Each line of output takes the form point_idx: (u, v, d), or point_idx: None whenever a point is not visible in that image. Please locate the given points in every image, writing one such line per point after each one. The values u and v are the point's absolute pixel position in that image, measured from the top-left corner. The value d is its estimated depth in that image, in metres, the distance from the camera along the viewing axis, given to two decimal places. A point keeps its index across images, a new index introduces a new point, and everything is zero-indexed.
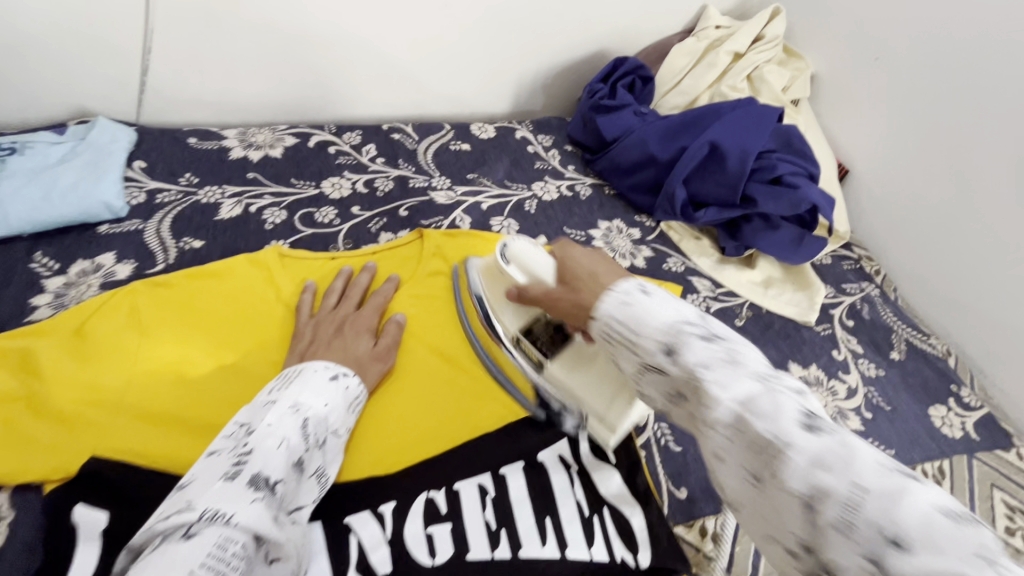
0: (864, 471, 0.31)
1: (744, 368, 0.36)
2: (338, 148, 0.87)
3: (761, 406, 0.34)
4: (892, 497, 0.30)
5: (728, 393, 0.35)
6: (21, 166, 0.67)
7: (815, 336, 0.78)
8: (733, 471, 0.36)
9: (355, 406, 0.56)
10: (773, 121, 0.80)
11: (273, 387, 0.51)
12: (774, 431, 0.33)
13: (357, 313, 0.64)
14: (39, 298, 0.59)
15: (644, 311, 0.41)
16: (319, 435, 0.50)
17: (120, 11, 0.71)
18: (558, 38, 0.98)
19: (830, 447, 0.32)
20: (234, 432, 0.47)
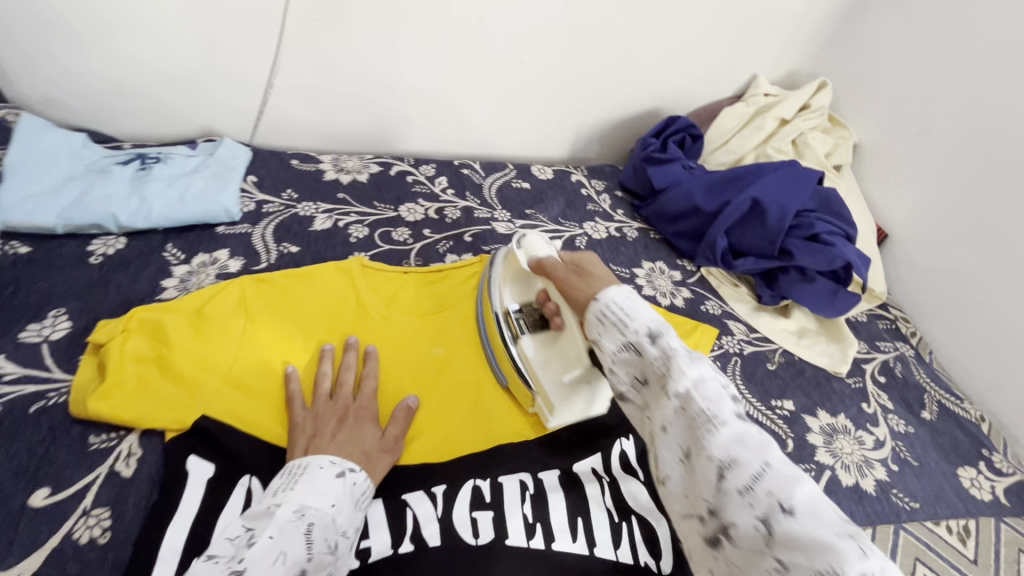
0: (772, 458, 0.41)
1: (699, 362, 0.48)
2: (415, 178, 0.99)
3: (706, 390, 0.45)
4: (781, 475, 0.40)
5: (684, 372, 0.46)
6: (164, 172, 0.81)
7: (845, 387, 0.82)
8: (672, 438, 0.46)
9: (362, 502, 0.54)
10: (812, 183, 0.86)
11: (279, 487, 0.51)
12: (713, 410, 0.43)
13: (355, 403, 0.63)
14: (168, 281, 0.71)
15: (639, 306, 0.52)
16: (326, 540, 0.49)
17: (257, 54, 0.87)
18: (617, 96, 1.09)
19: (752, 433, 0.43)
20: (237, 536, 0.47)
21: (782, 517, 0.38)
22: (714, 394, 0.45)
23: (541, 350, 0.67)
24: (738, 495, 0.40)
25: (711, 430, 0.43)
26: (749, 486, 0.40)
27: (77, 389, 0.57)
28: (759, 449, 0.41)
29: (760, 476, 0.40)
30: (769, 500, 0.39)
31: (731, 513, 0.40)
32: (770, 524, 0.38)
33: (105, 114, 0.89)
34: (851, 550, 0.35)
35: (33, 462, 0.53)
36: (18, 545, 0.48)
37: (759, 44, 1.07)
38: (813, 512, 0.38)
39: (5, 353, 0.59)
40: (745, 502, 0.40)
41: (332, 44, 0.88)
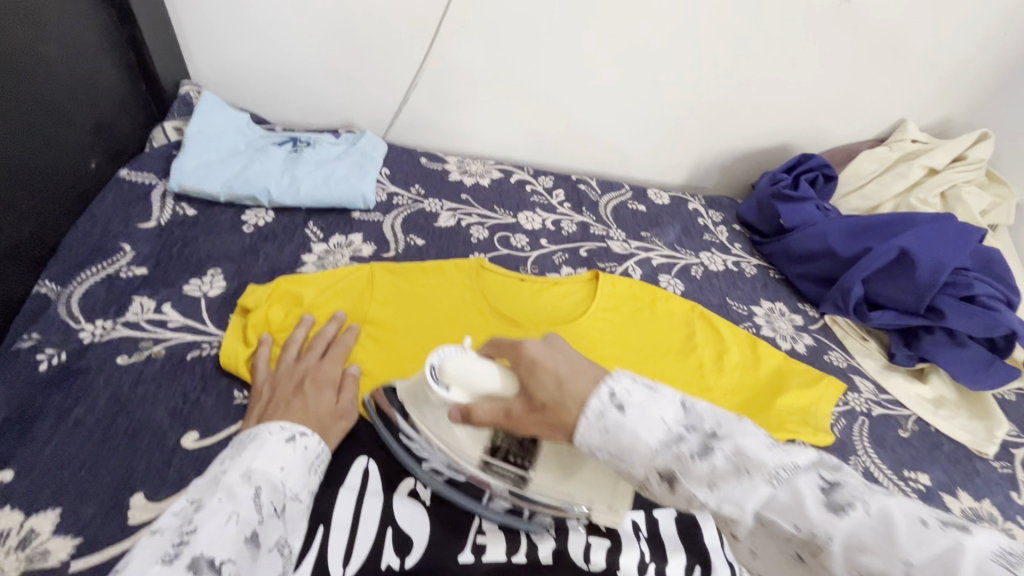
0: (907, 541, 0.31)
1: (748, 471, 0.36)
2: (534, 188, 1.00)
3: (777, 502, 0.35)
4: (944, 563, 0.30)
5: (739, 503, 0.35)
6: (312, 156, 0.86)
7: (991, 470, 0.73)
8: (771, 558, 0.36)
9: (317, 468, 0.51)
10: (975, 240, 0.78)
11: (224, 456, 0.47)
12: (805, 526, 0.34)
13: (318, 366, 0.60)
14: (307, 256, 0.76)
15: (628, 440, 0.39)
16: (275, 502, 0.45)
17: (407, 55, 0.92)
18: (748, 128, 1.05)
19: (862, 522, 0.32)
20: (182, 509, 0.41)
21: None
22: (810, 496, 0.34)
23: (562, 480, 0.50)
24: None
25: (823, 551, 0.33)
26: None
27: (228, 344, 0.61)
28: (885, 546, 0.31)
29: None
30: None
31: None
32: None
33: (266, 99, 0.98)
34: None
35: (187, 405, 0.56)
36: (169, 480, 0.51)
37: (912, 87, 1.00)
38: None
39: (170, 302, 0.65)
40: None
41: (478, 52, 0.92)
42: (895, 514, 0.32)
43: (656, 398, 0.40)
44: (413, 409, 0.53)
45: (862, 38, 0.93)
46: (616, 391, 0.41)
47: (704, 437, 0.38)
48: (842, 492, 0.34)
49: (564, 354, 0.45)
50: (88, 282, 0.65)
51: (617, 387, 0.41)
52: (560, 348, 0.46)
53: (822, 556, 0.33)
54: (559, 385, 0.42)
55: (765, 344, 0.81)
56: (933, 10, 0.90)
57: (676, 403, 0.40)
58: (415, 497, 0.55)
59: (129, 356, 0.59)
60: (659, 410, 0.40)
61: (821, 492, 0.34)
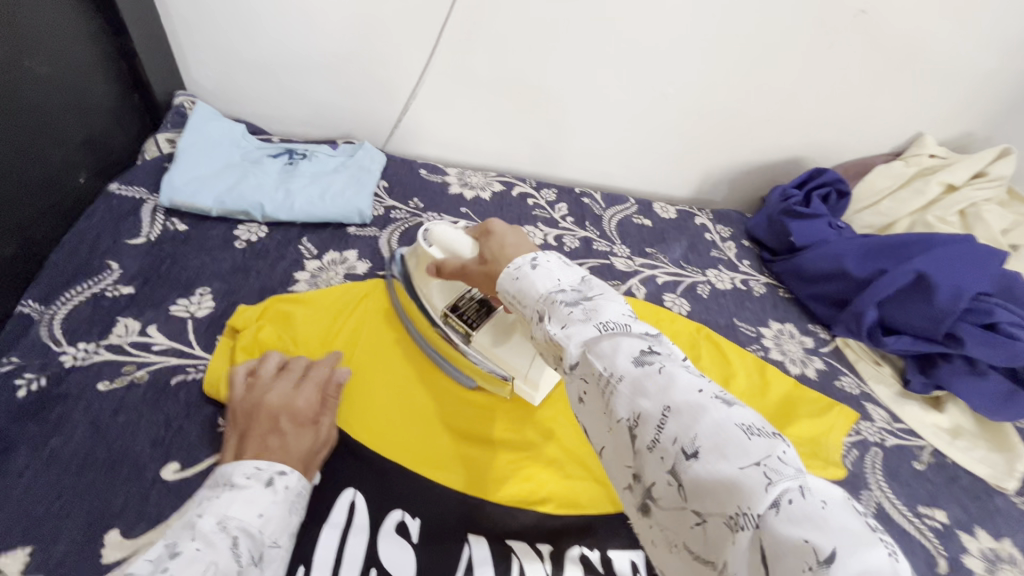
0: (677, 393, 0.35)
1: (594, 319, 0.41)
2: (536, 201, 0.98)
3: (601, 347, 0.39)
4: (693, 419, 0.34)
5: (574, 339, 0.41)
6: (308, 169, 0.84)
7: (1012, 506, 0.69)
8: (591, 410, 0.40)
9: (298, 509, 0.49)
10: (996, 264, 0.75)
11: (200, 501, 0.45)
12: (610, 367, 0.38)
13: (295, 394, 0.57)
14: (300, 274, 0.73)
15: (529, 284, 0.47)
16: (253, 551, 0.43)
17: (407, 65, 0.89)
18: (758, 141, 1.02)
19: (650, 375, 0.37)
20: (156, 555, 0.40)
21: (686, 463, 0.33)
22: (625, 348, 0.38)
23: (498, 341, 0.62)
24: (649, 450, 0.35)
25: (613, 393, 0.37)
26: (656, 440, 0.35)
27: (213, 369, 0.59)
28: (660, 394, 0.36)
29: (664, 424, 0.34)
30: (685, 452, 0.33)
31: (647, 471, 0.35)
32: (677, 473, 0.33)
33: (264, 108, 0.96)
34: (756, 480, 0.30)
35: (168, 434, 0.54)
36: (146, 515, 0.49)
37: (930, 100, 0.96)
38: (718, 447, 0.32)
39: (156, 323, 0.63)
40: (656, 456, 0.35)
41: (479, 62, 0.89)
42: (685, 382, 0.36)
43: (563, 270, 0.48)
44: (412, 260, 0.69)
45: (878, 49, 0.89)
46: (539, 259, 0.49)
47: (575, 299, 0.44)
48: (655, 359, 0.38)
49: (515, 233, 0.57)
50: (73, 302, 0.63)
51: (542, 258, 0.49)
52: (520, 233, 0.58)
53: (612, 397, 0.37)
54: (501, 247, 0.54)
55: (773, 368, 0.78)
56: (953, 20, 0.86)
57: (577, 275, 0.47)
58: (402, 534, 0.52)
59: (111, 381, 0.57)
60: (561, 274, 0.47)
61: (640, 353, 0.38)
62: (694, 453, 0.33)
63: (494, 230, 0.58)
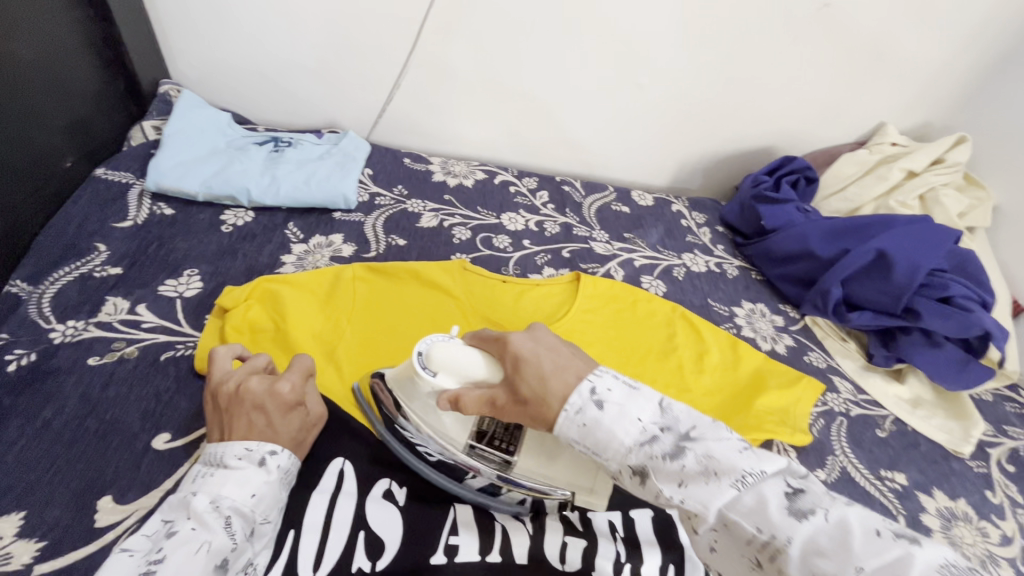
0: (864, 553, 0.34)
1: (720, 475, 0.39)
2: (517, 189, 1.00)
3: (744, 505, 0.38)
4: (895, 572, 0.33)
5: (705, 504, 0.39)
6: (293, 156, 0.86)
7: (967, 469, 0.74)
8: (728, 553, 0.41)
9: (290, 488, 0.50)
10: (950, 241, 0.79)
11: (198, 476, 0.48)
12: (763, 528, 0.37)
13: (277, 380, 0.54)
14: (286, 257, 0.75)
15: (605, 436, 0.42)
16: (245, 528, 0.45)
17: (390, 56, 0.91)
18: (731, 131, 1.06)
19: (822, 528, 0.36)
20: (155, 532, 0.44)
21: None
22: (773, 502, 0.37)
23: (544, 460, 0.55)
24: None
25: (783, 554, 0.36)
26: None
27: (203, 346, 0.61)
28: (843, 553, 0.34)
29: None
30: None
31: None
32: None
33: (249, 99, 0.97)
34: None
35: (159, 406, 0.56)
36: (138, 481, 0.50)
37: (891, 92, 1.01)
38: None
39: (144, 302, 0.64)
40: None
41: (461, 53, 0.92)
42: (855, 526, 0.35)
43: (632, 399, 0.44)
44: (404, 389, 0.58)
45: (842, 41, 0.94)
46: (597, 388, 0.44)
47: (677, 440, 0.41)
48: (807, 501, 0.37)
49: (548, 347, 0.49)
50: (60, 281, 0.64)
51: (599, 385, 0.44)
52: (551, 347, 0.49)
53: (782, 559, 0.36)
54: (542, 379, 0.46)
55: (745, 344, 0.81)
56: (911, 14, 0.91)
57: (654, 401, 0.44)
58: (389, 499, 0.55)
59: (101, 357, 0.58)
60: (636, 410, 0.43)
61: (789, 500, 0.37)
62: None
63: (525, 350, 0.48)
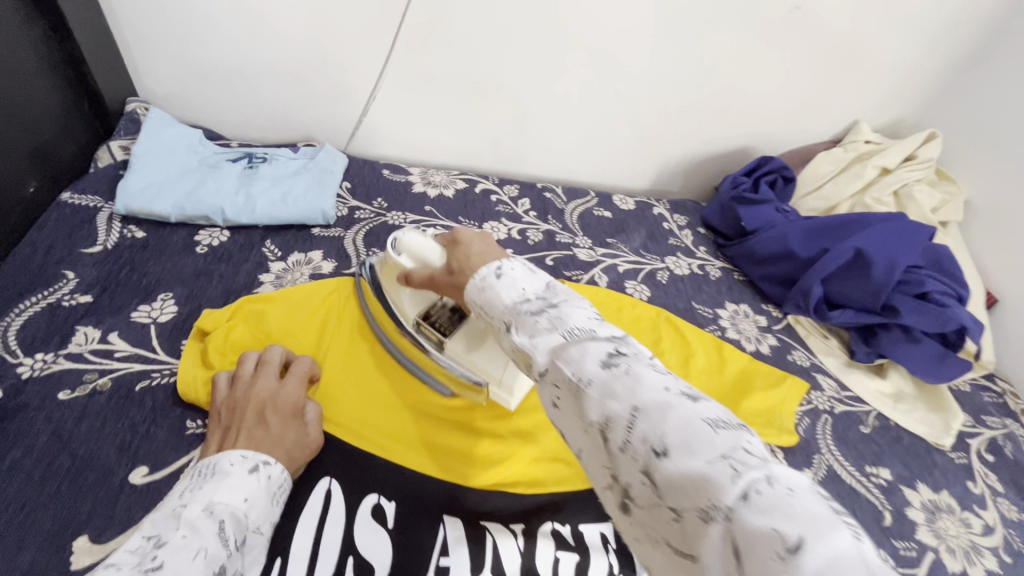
0: (644, 393, 0.35)
1: (560, 328, 0.41)
2: (498, 197, 1.00)
3: (568, 353, 0.39)
4: (662, 414, 0.33)
5: (541, 350, 0.40)
6: (269, 172, 0.84)
7: (948, 461, 0.75)
8: (566, 416, 0.39)
9: (279, 497, 0.49)
10: (923, 238, 0.81)
11: (185, 487, 0.46)
12: (578, 373, 0.37)
13: (279, 389, 0.57)
14: (265, 276, 0.73)
15: (492, 297, 0.46)
16: (238, 536, 0.44)
17: (364, 67, 0.90)
18: (708, 133, 1.07)
19: (620, 378, 0.36)
20: (139, 546, 0.41)
21: (658, 462, 0.32)
22: (593, 354, 0.38)
23: (472, 349, 0.61)
24: (621, 452, 0.34)
25: (584, 396, 0.37)
26: (626, 438, 0.34)
27: (184, 372, 0.59)
28: (629, 395, 0.35)
29: (632, 424, 0.34)
30: (653, 451, 0.33)
31: (624, 473, 0.34)
32: (651, 475, 0.32)
33: (221, 114, 0.95)
34: (722, 472, 0.30)
35: (135, 439, 0.54)
36: (115, 520, 0.49)
37: (862, 91, 1.03)
38: (687, 443, 0.32)
39: (117, 331, 0.62)
40: (626, 456, 0.34)
41: (436, 62, 0.91)
42: (651, 380, 0.35)
43: (529, 276, 0.46)
44: (383, 273, 0.67)
45: (813, 42, 0.95)
46: (503, 266, 0.47)
47: (542, 306, 0.43)
48: (621, 359, 0.37)
49: (484, 239, 0.55)
50: (27, 312, 0.61)
51: (507, 265, 0.47)
52: (490, 240, 0.55)
53: (582, 401, 0.37)
54: (466, 259, 0.52)
55: (730, 346, 0.82)
56: (880, 13, 0.93)
57: (543, 283, 0.46)
58: (378, 518, 0.54)
59: (72, 390, 0.56)
60: (524, 282, 0.45)
61: (606, 356, 0.37)
62: (663, 451, 0.32)
63: (466, 234, 0.56)
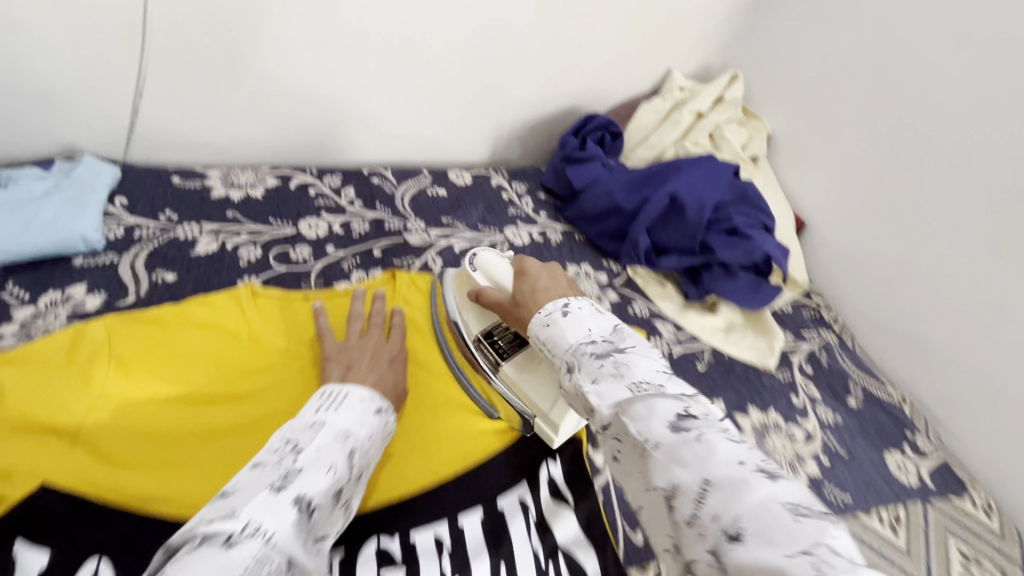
0: (716, 466, 0.36)
1: (624, 377, 0.43)
2: (318, 190, 0.91)
3: (635, 410, 0.41)
4: (738, 493, 0.34)
5: (605, 400, 0.43)
6: (3, 199, 0.69)
7: (775, 380, 0.80)
8: (627, 469, 0.42)
9: (387, 440, 0.55)
10: (727, 175, 0.85)
11: (320, 406, 0.50)
12: (645, 432, 0.39)
13: (386, 344, 0.65)
14: (5, 327, 0.60)
15: (558, 333, 0.50)
16: (359, 466, 0.49)
17: (115, 58, 0.76)
18: (533, 95, 1.05)
19: (692, 446, 0.37)
20: (280, 448, 0.46)
21: (732, 546, 0.33)
22: (661, 412, 0.39)
23: (522, 376, 0.65)
24: (688, 525, 0.35)
25: (651, 459, 0.38)
26: (696, 513, 0.35)
27: None
28: (700, 463, 0.36)
29: (702, 498, 0.35)
30: (727, 533, 0.33)
31: (688, 547, 0.35)
32: (722, 559, 0.33)
33: None
34: (805, 570, 0.30)
35: None
36: None
37: (670, 39, 1.06)
38: (763, 531, 0.32)
39: None
40: (695, 532, 0.35)
41: (212, 46, 0.80)
42: (723, 449, 0.36)
43: (595, 316, 0.51)
44: (456, 283, 0.75)
45: None
46: (570, 304, 0.52)
47: (605, 352, 0.46)
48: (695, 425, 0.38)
49: (552, 275, 0.60)
50: None
51: (574, 302, 0.52)
52: (555, 274, 0.61)
53: (649, 464, 0.39)
54: (533, 291, 0.58)
55: None
56: None
57: (609, 324, 0.49)
58: None
59: None
60: (591, 323, 0.50)
61: (677, 419, 0.39)
62: (738, 535, 0.33)
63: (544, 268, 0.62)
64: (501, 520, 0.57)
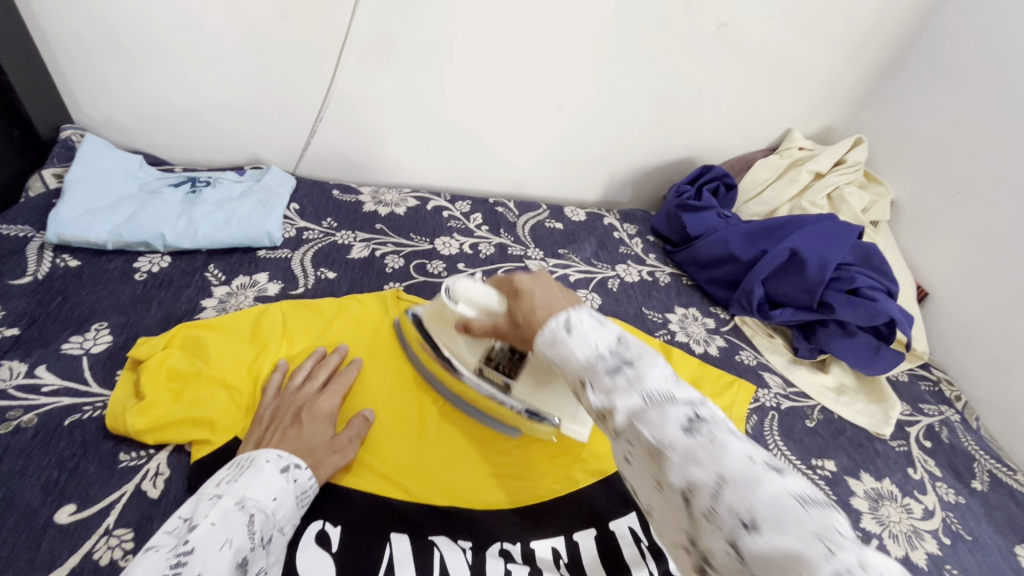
0: (730, 462, 0.35)
1: (638, 387, 0.41)
2: (450, 213, 1.00)
3: (647, 415, 0.39)
4: (751, 487, 0.34)
5: (620, 408, 0.41)
6: (212, 196, 0.83)
7: (889, 450, 0.78)
8: (639, 471, 0.40)
9: (304, 501, 0.53)
10: (852, 237, 0.85)
11: (224, 477, 0.50)
12: (658, 436, 0.38)
13: (319, 398, 0.62)
14: (207, 301, 0.72)
15: (567, 352, 0.46)
16: (264, 533, 0.48)
17: (307, 90, 0.91)
18: (653, 144, 1.11)
19: (702, 443, 0.37)
20: (176, 527, 0.45)
21: (747, 536, 0.32)
22: (673, 417, 0.38)
23: (536, 389, 0.62)
24: (705, 519, 0.35)
25: (664, 458, 0.37)
26: (713, 508, 0.34)
27: (114, 402, 0.57)
28: (713, 462, 0.35)
29: (719, 494, 0.34)
30: (744, 524, 0.33)
31: (704, 540, 0.35)
32: (739, 548, 0.33)
33: (164, 142, 0.94)
34: (819, 551, 0.30)
35: (62, 476, 0.52)
36: (38, 561, 0.47)
37: (792, 101, 1.09)
38: (778, 519, 0.32)
39: (46, 363, 0.61)
40: (712, 525, 0.34)
41: (384, 82, 0.92)
42: (735, 450, 0.36)
43: (599, 328, 0.46)
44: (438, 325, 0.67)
45: (743, 55, 1.00)
46: (572, 318, 0.47)
47: (617, 362, 0.43)
48: (703, 426, 0.38)
49: (547, 288, 0.53)
50: None
51: (574, 316, 0.47)
52: (552, 288, 0.54)
53: (664, 466, 0.37)
54: (531, 311, 0.51)
55: (678, 351, 0.83)
56: (800, 29, 0.99)
57: (613, 335, 0.46)
58: (322, 544, 0.53)
59: None
60: (597, 337, 0.45)
61: (687, 420, 0.38)
62: (754, 525, 0.32)
63: (532, 283, 0.54)
64: (613, 540, 0.59)
